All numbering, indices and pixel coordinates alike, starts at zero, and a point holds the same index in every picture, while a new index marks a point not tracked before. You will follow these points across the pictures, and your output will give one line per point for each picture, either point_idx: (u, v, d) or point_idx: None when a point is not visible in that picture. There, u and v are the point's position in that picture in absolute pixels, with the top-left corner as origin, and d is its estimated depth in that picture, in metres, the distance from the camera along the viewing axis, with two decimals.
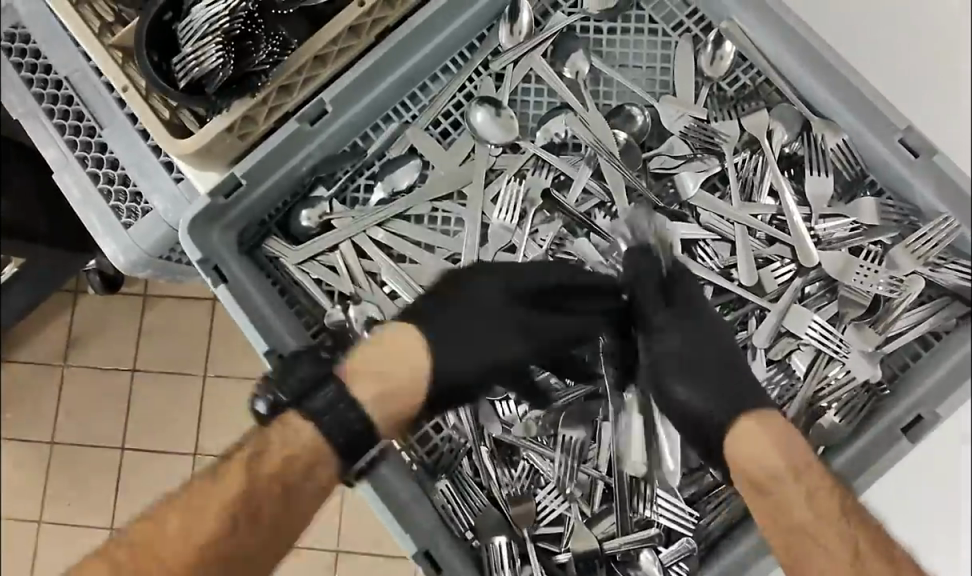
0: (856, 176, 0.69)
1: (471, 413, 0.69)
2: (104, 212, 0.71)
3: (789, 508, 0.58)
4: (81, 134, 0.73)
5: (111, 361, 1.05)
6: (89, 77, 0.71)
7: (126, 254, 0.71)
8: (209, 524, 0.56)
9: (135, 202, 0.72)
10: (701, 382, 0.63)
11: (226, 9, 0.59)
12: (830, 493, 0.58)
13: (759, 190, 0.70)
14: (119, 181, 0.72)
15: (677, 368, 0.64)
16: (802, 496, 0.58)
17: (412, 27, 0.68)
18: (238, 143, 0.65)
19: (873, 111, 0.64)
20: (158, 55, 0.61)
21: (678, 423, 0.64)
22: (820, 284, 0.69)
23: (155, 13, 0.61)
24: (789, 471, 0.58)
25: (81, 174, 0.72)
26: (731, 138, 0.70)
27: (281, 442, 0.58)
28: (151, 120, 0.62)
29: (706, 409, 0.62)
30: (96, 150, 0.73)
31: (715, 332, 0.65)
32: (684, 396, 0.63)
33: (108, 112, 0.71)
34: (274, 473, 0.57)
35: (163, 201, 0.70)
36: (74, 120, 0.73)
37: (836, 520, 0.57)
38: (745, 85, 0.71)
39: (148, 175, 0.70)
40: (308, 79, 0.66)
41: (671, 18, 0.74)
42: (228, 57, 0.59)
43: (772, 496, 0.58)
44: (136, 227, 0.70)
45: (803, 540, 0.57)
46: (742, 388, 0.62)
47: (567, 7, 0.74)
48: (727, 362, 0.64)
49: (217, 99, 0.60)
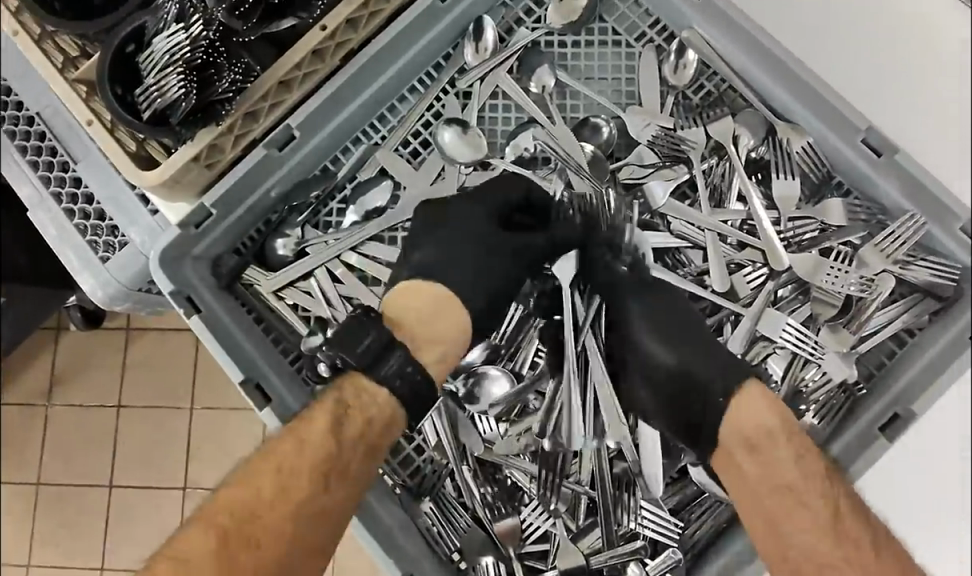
0: (824, 177, 0.69)
1: (451, 430, 0.69)
2: (80, 246, 0.70)
3: (776, 465, 0.58)
4: (55, 170, 0.72)
5: (95, 398, 1.04)
6: (61, 113, 0.71)
7: (105, 289, 0.70)
8: (303, 485, 0.57)
9: (112, 236, 0.71)
10: (676, 345, 0.64)
11: (187, 39, 0.59)
12: (819, 460, 0.59)
13: (728, 196, 0.71)
14: (95, 216, 0.71)
15: (648, 337, 0.65)
16: (792, 459, 0.58)
17: (375, 49, 0.68)
18: (205, 172, 0.64)
19: (823, 102, 0.65)
20: (121, 87, 0.61)
21: (657, 392, 0.64)
22: (792, 287, 0.69)
23: (117, 46, 0.61)
24: (782, 435, 0.59)
25: (57, 211, 0.71)
26: (698, 145, 0.71)
27: (359, 405, 0.60)
28: (118, 154, 0.62)
29: (692, 372, 0.62)
30: (70, 185, 0.72)
31: (678, 302, 0.66)
32: (663, 364, 0.64)
33: (81, 146, 0.71)
34: (358, 437, 0.59)
35: (140, 233, 0.71)
36: (47, 155, 0.73)
37: (823, 485, 0.57)
38: (710, 92, 0.72)
39: (124, 209, 0.70)
40: (275, 105, 0.66)
41: (633, 30, 0.74)
42: (191, 87, 0.59)
43: (763, 454, 0.58)
44: (113, 261, 0.70)
45: (783, 499, 0.57)
46: (716, 353, 0.62)
47: (530, 23, 0.75)
48: (701, 337, 0.64)
49: (181, 129, 0.60)
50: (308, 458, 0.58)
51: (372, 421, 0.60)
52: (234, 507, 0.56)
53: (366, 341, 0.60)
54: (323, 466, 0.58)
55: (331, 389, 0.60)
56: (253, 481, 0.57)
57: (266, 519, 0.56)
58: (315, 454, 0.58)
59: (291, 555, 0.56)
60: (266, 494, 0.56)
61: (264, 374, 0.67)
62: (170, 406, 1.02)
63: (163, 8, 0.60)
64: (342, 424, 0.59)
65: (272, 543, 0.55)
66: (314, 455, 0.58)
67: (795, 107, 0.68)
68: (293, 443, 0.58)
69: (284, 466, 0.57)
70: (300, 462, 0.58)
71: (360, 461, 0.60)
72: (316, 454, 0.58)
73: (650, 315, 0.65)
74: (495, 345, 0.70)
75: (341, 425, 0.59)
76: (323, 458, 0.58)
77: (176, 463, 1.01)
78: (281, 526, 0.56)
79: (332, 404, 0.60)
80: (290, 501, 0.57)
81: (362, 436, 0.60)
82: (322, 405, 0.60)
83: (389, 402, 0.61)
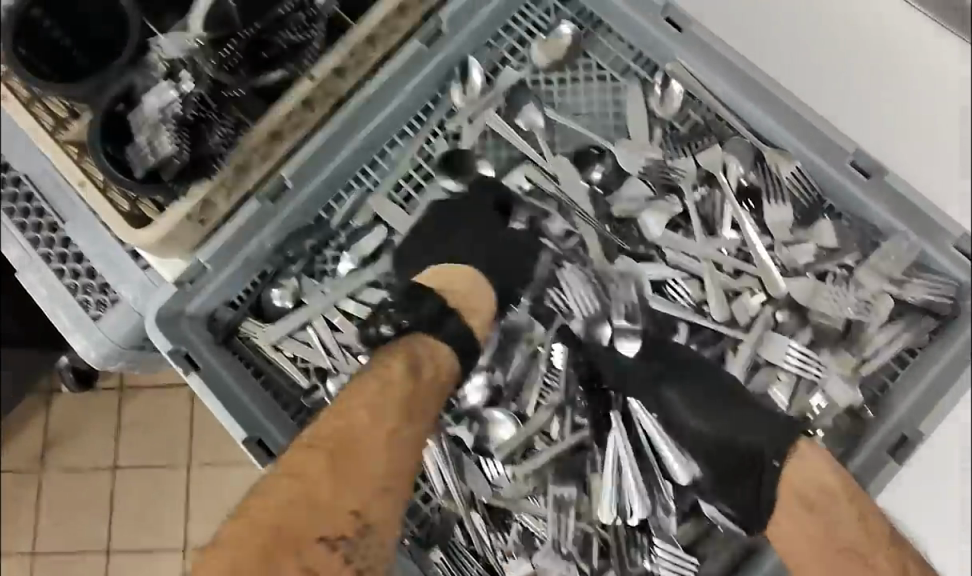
0: (813, 202, 0.70)
1: (457, 475, 0.69)
2: (71, 306, 0.69)
3: (834, 528, 0.56)
4: (43, 230, 0.71)
5: (91, 461, 1.02)
6: (47, 172, 0.71)
7: (98, 349, 0.69)
8: (394, 414, 0.58)
9: (104, 293, 0.71)
10: (713, 415, 0.62)
11: (179, 95, 0.59)
12: (880, 519, 0.57)
13: (720, 224, 0.71)
14: (85, 275, 0.71)
15: (688, 415, 0.63)
16: (854, 517, 0.56)
17: (364, 99, 0.70)
18: (199, 228, 0.64)
19: (801, 124, 0.67)
20: (112, 146, 0.61)
21: (709, 463, 0.63)
22: (789, 312, 0.69)
23: (107, 106, 0.61)
24: (842, 493, 0.57)
25: (45, 271, 0.70)
26: (688, 173, 0.71)
27: (429, 355, 0.62)
28: (110, 214, 0.62)
29: (737, 441, 0.60)
30: (60, 246, 0.71)
31: (712, 372, 0.65)
32: (704, 435, 0.63)
33: (69, 205, 0.71)
34: (434, 373, 0.62)
35: (131, 290, 0.71)
36: (34, 216, 0.71)
37: (883, 545, 0.56)
38: (696, 123, 0.73)
39: (114, 265, 0.71)
40: (266, 157, 0.66)
41: (617, 64, 0.75)
42: (183, 141, 0.59)
43: (822, 517, 0.57)
44: (104, 319, 0.69)
45: (845, 561, 0.56)
46: (764, 419, 0.61)
47: (515, 62, 0.76)
48: (739, 402, 0.62)
49: (174, 185, 0.61)
50: (394, 392, 0.59)
51: (439, 357, 0.63)
52: (333, 435, 0.57)
53: (428, 307, 0.64)
54: (408, 395, 0.59)
55: (400, 337, 0.62)
56: (345, 412, 0.58)
57: (365, 446, 0.57)
58: (400, 388, 0.59)
59: (392, 482, 0.58)
60: (362, 424, 0.57)
61: (265, 428, 0.66)
62: (167, 464, 1.00)
63: (153, 65, 0.61)
64: (419, 365, 0.61)
65: (377, 465, 0.57)
66: (399, 389, 0.59)
67: (781, 133, 0.69)
68: (376, 381, 0.59)
69: (374, 400, 0.58)
70: (387, 396, 0.59)
71: (435, 398, 0.62)
72: (401, 387, 0.59)
73: (686, 394, 0.64)
74: (497, 386, 0.70)
75: (417, 363, 0.61)
76: (408, 387, 0.60)
77: (175, 522, 0.99)
78: (380, 451, 0.57)
79: (404, 348, 0.61)
80: (385, 427, 0.58)
81: (434, 373, 0.62)
82: (393, 350, 0.61)
83: (451, 357, 0.63)
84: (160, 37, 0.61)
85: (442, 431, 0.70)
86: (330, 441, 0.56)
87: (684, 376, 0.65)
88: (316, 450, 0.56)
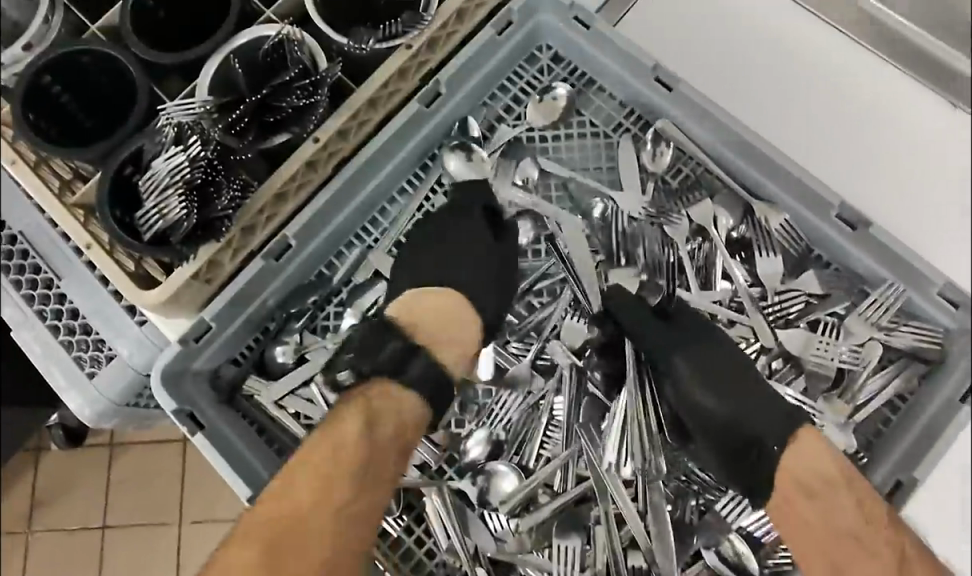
0: (802, 251, 0.73)
1: (460, 529, 0.69)
2: (67, 363, 0.70)
3: (834, 512, 0.61)
4: (39, 288, 0.72)
5: (79, 520, 1.01)
6: (44, 230, 0.71)
7: (92, 406, 0.69)
8: (342, 487, 0.61)
9: (98, 349, 0.71)
10: (721, 390, 0.67)
11: (187, 159, 0.61)
12: (879, 502, 0.61)
13: (712, 276, 0.74)
14: (80, 331, 0.71)
15: (696, 389, 0.68)
16: (852, 504, 0.61)
17: (361, 162, 0.71)
18: (205, 287, 0.65)
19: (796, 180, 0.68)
20: (120, 210, 0.62)
21: (707, 440, 0.67)
22: (784, 361, 0.71)
23: (115, 169, 0.62)
24: (841, 480, 0.61)
25: (41, 328, 0.70)
26: (681, 229, 0.74)
27: (389, 410, 0.65)
28: (118, 274, 0.63)
29: (743, 420, 0.65)
30: (55, 301, 0.72)
31: (724, 346, 0.69)
32: (711, 410, 0.67)
33: (64, 261, 0.71)
34: (388, 437, 0.65)
35: (128, 346, 0.70)
36: (31, 273, 0.73)
37: (883, 528, 0.60)
38: (687, 177, 0.76)
39: (109, 321, 0.69)
40: (272, 217, 0.68)
41: (610, 121, 0.78)
42: (192, 206, 0.61)
43: (821, 503, 0.61)
44: (100, 377, 0.69)
45: (846, 543, 0.60)
46: (769, 401, 0.66)
47: (511, 120, 0.79)
48: (744, 379, 0.67)
49: (182, 248, 0.62)
50: (350, 453, 0.62)
51: (394, 416, 0.65)
52: (282, 510, 0.60)
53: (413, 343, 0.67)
54: (360, 465, 0.62)
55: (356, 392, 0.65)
56: (298, 482, 0.61)
57: (310, 521, 0.60)
58: (349, 458, 0.62)
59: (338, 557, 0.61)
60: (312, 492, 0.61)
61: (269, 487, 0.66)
62: (161, 523, 0.99)
63: (160, 131, 0.62)
64: (373, 428, 0.63)
65: (322, 541, 0.60)
66: (349, 459, 0.62)
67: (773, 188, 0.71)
68: (325, 452, 0.62)
69: (323, 472, 0.61)
70: (336, 466, 0.62)
71: (400, 451, 0.66)
72: (353, 457, 0.62)
73: (696, 363, 0.68)
74: (497, 439, 0.72)
75: (376, 422, 0.64)
76: (360, 456, 0.62)
77: None
78: (325, 526, 0.60)
79: (359, 411, 0.64)
80: (333, 502, 0.61)
81: (388, 435, 0.65)
82: (351, 411, 0.64)
83: (415, 408, 0.67)
84: (168, 103, 0.64)
85: (445, 484, 0.70)
86: (277, 516, 0.60)
87: (690, 346, 0.69)
88: (261, 528, 0.59)
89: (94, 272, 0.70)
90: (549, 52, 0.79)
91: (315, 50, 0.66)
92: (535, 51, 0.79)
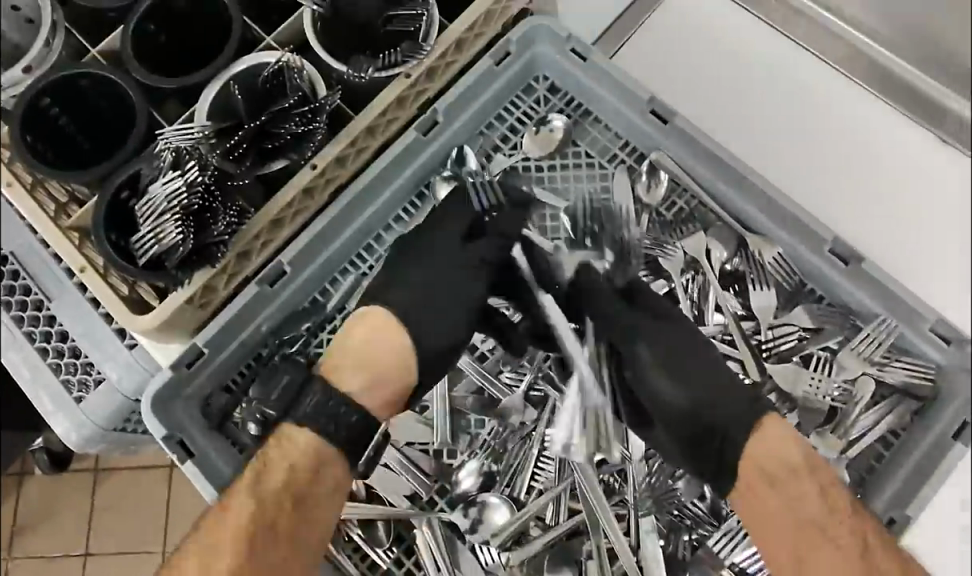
0: (796, 285, 0.73)
1: (450, 562, 0.69)
2: (55, 387, 0.69)
3: (801, 499, 0.64)
4: (28, 309, 0.71)
5: (63, 546, 0.99)
6: (36, 252, 0.71)
7: (79, 431, 0.68)
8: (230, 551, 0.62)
9: (87, 373, 0.70)
10: (679, 375, 0.66)
11: (184, 184, 0.61)
12: (841, 490, 0.64)
13: (706, 309, 0.74)
14: (69, 354, 0.70)
15: (656, 373, 0.66)
16: (815, 492, 0.64)
17: (358, 189, 0.72)
18: (199, 311, 0.65)
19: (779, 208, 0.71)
20: (115, 234, 0.63)
21: (669, 427, 0.66)
22: (777, 395, 0.71)
23: (112, 193, 0.62)
24: (804, 469, 0.64)
25: (29, 350, 0.70)
26: (676, 261, 0.74)
27: (280, 458, 0.64)
28: (110, 298, 0.63)
29: (704, 412, 0.65)
30: (44, 323, 0.71)
31: (685, 330, 0.68)
32: (668, 396, 0.66)
33: (56, 283, 0.71)
34: (281, 490, 0.64)
35: (117, 369, 0.69)
36: (20, 294, 0.72)
37: (847, 516, 0.63)
38: (681, 208, 0.76)
39: (100, 344, 0.69)
40: (267, 243, 0.68)
41: (605, 152, 0.79)
42: (188, 231, 0.61)
43: (787, 490, 0.64)
44: (88, 401, 0.68)
45: (809, 531, 0.64)
46: (733, 392, 0.65)
47: (507, 149, 0.79)
48: (705, 366, 0.67)
49: (177, 273, 0.62)
50: (236, 518, 0.63)
51: (287, 463, 0.64)
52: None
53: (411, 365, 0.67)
54: (247, 526, 0.63)
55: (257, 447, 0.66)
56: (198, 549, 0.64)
57: None
58: (237, 521, 0.63)
59: None
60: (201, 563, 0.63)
61: None
62: None
63: (159, 156, 0.62)
64: (260, 485, 0.64)
65: None
66: (235, 521, 0.63)
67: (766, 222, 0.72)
68: (217, 517, 0.64)
69: (214, 537, 0.63)
70: (226, 530, 0.63)
71: (312, 492, 0.65)
72: (240, 521, 0.63)
73: (655, 347, 0.67)
74: (489, 471, 0.71)
75: (263, 478, 0.64)
76: (247, 519, 0.63)
77: None
78: None
79: (249, 471, 0.64)
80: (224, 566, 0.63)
81: (287, 489, 0.64)
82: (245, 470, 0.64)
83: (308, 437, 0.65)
84: (166, 128, 0.64)
85: (435, 517, 0.70)
86: None
87: (651, 328, 0.67)
88: None
89: (86, 295, 0.70)
90: (546, 83, 0.80)
91: (314, 78, 0.67)
92: (532, 82, 0.80)
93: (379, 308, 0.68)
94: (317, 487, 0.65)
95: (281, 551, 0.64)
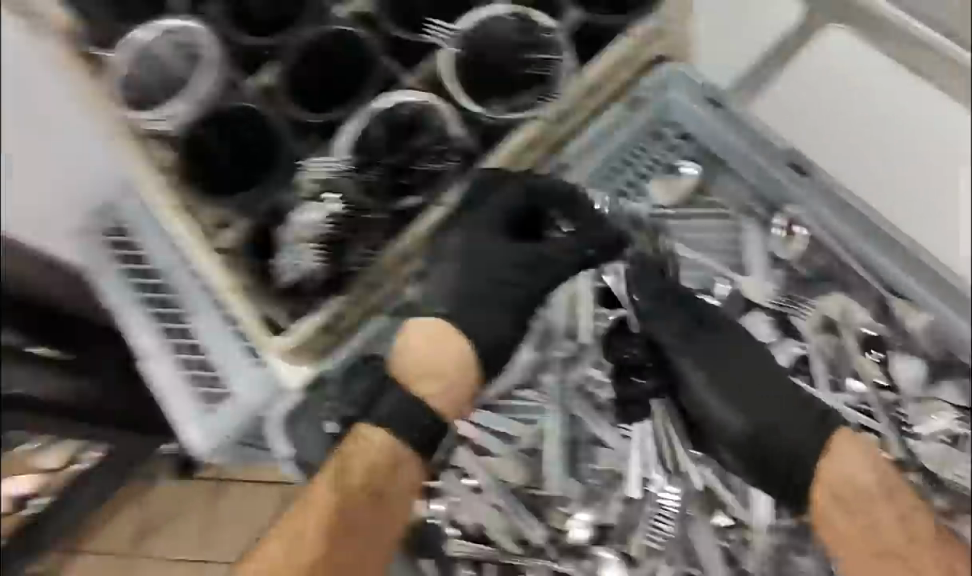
0: (944, 356, 0.69)
1: None
2: (188, 399, 0.73)
3: (877, 523, 0.64)
4: (166, 321, 0.75)
5: None
6: (179, 269, 0.75)
7: (209, 442, 0.72)
8: (316, 534, 0.69)
9: (214, 385, 0.74)
10: (735, 397, 0.68)
11: (325, 215, 0.67)
12: (924, 518, 0.64)
13: (845, 376, 0.74)
14: (199, 366, 0.74)
15: (708, 395, 0.69)
16: (896, 518, 0.64)
17: (488, 233, 0.74)
18: (329, 337, 0.71)
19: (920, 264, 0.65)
20: (260, 257, 0.69)
21: (736, 453, 0.68)
22: (924, 474, 0.70)
23: (259, 218, 0.68)
24: (879, 493, 0.64)
25: (166, 361, 0.74)
26: (811, 320, 0.75)
27: (360, 457, 0.70)
28: (251, 319, 0.68)
29: (764, 437, 0.67)
30: (181, 336, 0.75)
31: (757, 356, 0.70)
32: (726, 421, 0.68)
33: (194, 299, 0.75)
34: (363, 484, 0.70)
35: (244, 385, 0.74)
36: (158, 306, 0.75)
37: (929, 545, 0.63)
38: (820, 267, 0.75)
39: (231, 362, 0.74)
40: (398, 275, 0.73)
41: (742, 206, 0.79)
42: (326, 259, 0.68)
43: (858, 514, 0.64)
44: (216, 413, 0.73)
45: (893, 563, 0.63)
46: (799, 414, 0.67)
47: (635, 194, 0.80)
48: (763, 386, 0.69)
49: (313, 297, 0.68)
50: (320, 510, 0.70)
51: (366, 457, 0.70)
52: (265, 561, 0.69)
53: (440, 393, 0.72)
54: (334, 513, 0.69)
55: (341, 443, 0.72)
56: (286, 533, 0.70)
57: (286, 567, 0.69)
58: (323, 509, 0.69)
59: None
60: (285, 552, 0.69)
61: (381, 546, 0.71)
62: None
63: (301, 184, 0.68)
64: (343, 476, 0.70)
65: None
66: (320, 509, 0.70)
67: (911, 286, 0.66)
68: (302, 507, 0.70)
69: (300, 524, 0.70)
70: (316, 516, 0.69)
71: (391, 487, 0.71)
72: (325, 506, 0.69)
73: (711, 370, 0.69)
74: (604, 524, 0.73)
75: (344, 477, 0.70)
76: (333, 506, 0.70)
77: None
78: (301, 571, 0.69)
79: (335, 464, 0.70)
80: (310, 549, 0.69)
81: (369, 482, 0.70)
82: (329, 464, 0.71)
83: (386, 438, 0.71)
84: (308, 153, 0.69)
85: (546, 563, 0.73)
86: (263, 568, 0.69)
87: (705, 348, 0.70)
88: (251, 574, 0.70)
89: (218, 311, 0.75)
90: (675, 129, 0.79)
91: (449, 120, 0.70)
92: (664, 128, 0.79)
93: (440, 320, 0.73)
94: (399, 482, 0.71)
95: (360, 543, 0.71)
